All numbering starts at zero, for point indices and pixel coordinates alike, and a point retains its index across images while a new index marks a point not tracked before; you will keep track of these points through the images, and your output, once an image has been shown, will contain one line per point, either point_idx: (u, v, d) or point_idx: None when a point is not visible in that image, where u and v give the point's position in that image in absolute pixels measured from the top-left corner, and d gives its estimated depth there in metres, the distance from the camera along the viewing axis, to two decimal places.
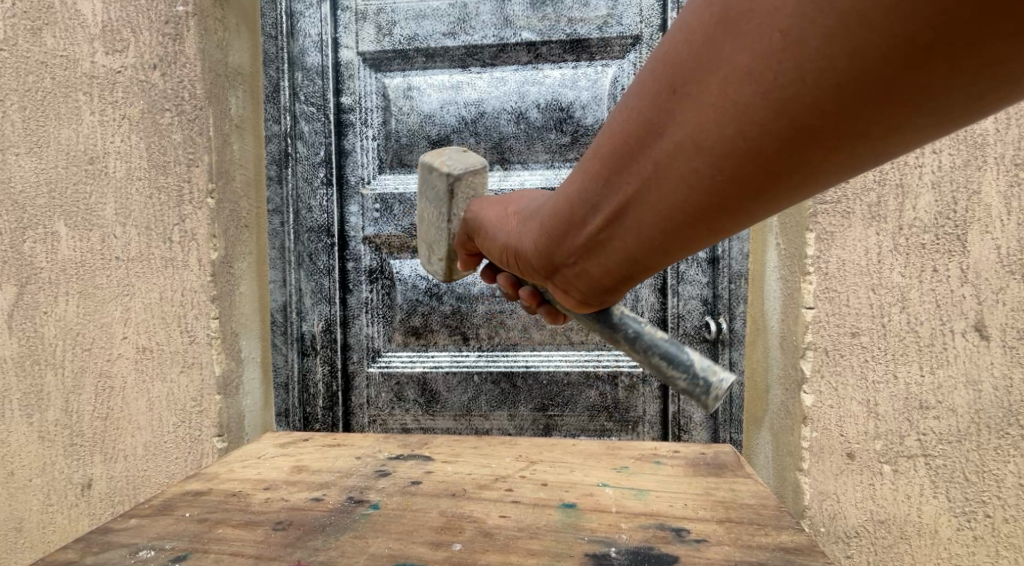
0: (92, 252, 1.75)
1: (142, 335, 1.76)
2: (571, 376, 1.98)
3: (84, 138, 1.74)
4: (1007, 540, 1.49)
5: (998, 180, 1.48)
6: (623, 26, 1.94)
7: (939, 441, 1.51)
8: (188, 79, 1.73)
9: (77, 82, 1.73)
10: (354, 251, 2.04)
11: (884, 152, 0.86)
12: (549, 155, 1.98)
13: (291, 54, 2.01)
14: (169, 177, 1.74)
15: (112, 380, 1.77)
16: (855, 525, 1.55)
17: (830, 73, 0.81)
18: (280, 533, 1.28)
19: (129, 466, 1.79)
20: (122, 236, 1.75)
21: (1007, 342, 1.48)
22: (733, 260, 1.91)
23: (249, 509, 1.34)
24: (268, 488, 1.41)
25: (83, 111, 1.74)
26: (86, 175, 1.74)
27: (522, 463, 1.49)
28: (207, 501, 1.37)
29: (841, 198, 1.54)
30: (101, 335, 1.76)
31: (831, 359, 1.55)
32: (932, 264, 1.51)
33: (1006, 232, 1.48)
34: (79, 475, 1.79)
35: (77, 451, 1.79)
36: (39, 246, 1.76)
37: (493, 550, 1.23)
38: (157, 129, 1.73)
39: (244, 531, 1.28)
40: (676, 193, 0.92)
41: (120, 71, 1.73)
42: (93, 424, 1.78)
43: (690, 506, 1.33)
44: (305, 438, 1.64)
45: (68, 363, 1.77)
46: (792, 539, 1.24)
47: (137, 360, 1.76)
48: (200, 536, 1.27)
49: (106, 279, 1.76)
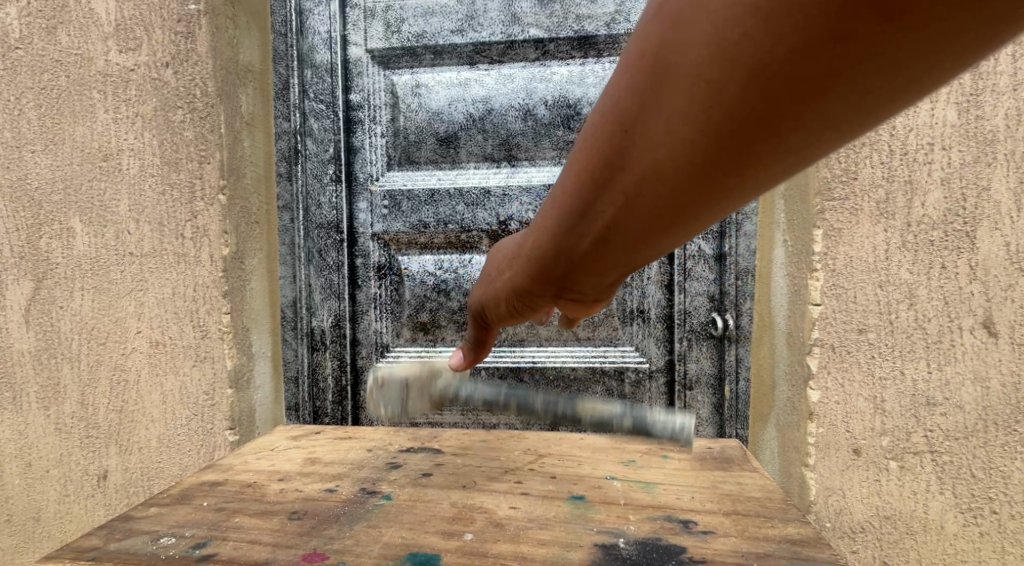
0: (107, 247, 1.78)
1: (156, 329, 1.78)
2: (578, 371, 2.02)
3: (99, 135, 1.76)
4: (1013, 536, 1.51)
5: (1008, 177, 1.50)
6: (630, 22, 1.97)
7: (946, 437, 1.53)
8: (199, 78, 1.75)
9: (90, 79, 1.75)
10: (363, 247, 2.07)
11: (865, 112, 0.87)
12: (557, 152, 2.00)
13: (300, 51, 2.02)
14: (180, 174, 1.76)
15: (127, 374, 1.79)
16: (862, 520, 1.56)
17: (808, 25, 0.83)
18: (296, 522, 1.30)
19: (144, 458, 1.81)
20: (136, 232, 1.77)
21: (1015, 340, 1.50)
22: (741, 257, 1.94)
23: (264, 499, 1.36)
24: (282, 479, 1.43)
25: (98, 109, 1.76)
26: (101, 172, 1.77)
27: (531, 456, 1.50)
28: (224, 491, 1.39)
29: (850, 195, 1.56)
30: (116, 330, 1.79)
31: (838, 356, 1.57)
32: (940, 261, 1.52)
33: (1016, 229, 1.49)
34: (95, 466, 1.82)
35: (93, 444, 1.81)
36: (55, 242, 1.78)
37: (503, 540, 1.25)
38: (170, 126, 1.75)
39: (260, 520, 1.30)
40: (655, 186, 0.94)
41: (133, 69, 1.75)
42: (108, 417, 1.80)
43: (697, 498, 1.35)
44: (317, 431, 1.66)
45: (83, 356, 1.79)
46: (796, 531, 1.26)
47: (150, 353, 1.78)
48: (220, 524, 1.30)
49: (121, 274, 1.78)
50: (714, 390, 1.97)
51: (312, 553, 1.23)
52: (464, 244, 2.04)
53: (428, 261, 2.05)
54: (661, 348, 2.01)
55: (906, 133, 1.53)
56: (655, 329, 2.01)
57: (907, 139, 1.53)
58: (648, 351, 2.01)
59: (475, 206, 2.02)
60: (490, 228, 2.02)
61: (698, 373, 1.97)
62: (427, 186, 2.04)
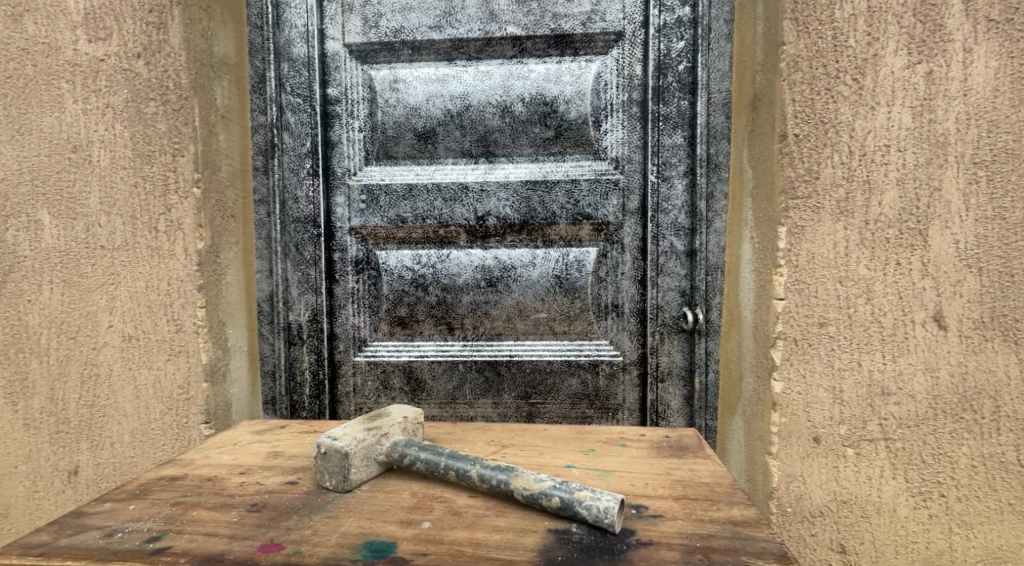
0: (76, 241, 1.80)
1: (128, 324, 1.81)
2: (554, 365, 2.07)
3: (67, 126, 1.79)
4: (959, 518, 1.60)
5: (958, 177, 1.58)
6: (606, 22, 2.01)
7: (899, 425, 1.61)
8: (172, 70, 1.78)
9: (59, 69, 1.78)
10: (341, 241, 2.10)
11: None
12: (534, 148, 2.05)
13: (277, 44, 2.05)
14: (154, 167, 1.79)
15: (98, 368, 1.82)
16: (820, 504, 1.63)
17: None
18: (254, 515, 1.34)
19: (116, 453, 1.84)
20: (108, 224, 1.80)
21: (963, 332, 1.59)
22: (710, 253, 1.98)
23: (223, 492, 1.40)
24: (244, 473, 1.47)
25: (66, 99, 1.79)
26: (69, 163, 1.80)
27: (495, 447, 1.54)
28: (180, 486, 1.42)
29: (812, 194, 1.62)
30: (87, 324, 1.81)
31: (799, 349, 1.63)
32: (895, 257, 1.60)
33: (965, 228, 1.58)
34: (65, 462, 1.84)
35: (64, 438, 1.83)
36: (22, 235, 1.81)
37: (459, 527, 1.29)
38: (142, 118, 1.78)
39: (218, 513, 1.34)
40: None
41: (103, 59, 1.78)
42: (79, 412, 1.83)
43: (648, 485, 1.40)
44: (281, 426, 1.70)
45: (53, 350, 1.82)
46: (740, 513, 1.32)
47: (123, 347, 1.81)
48: (176, 518, 1.33)
49: (92, 268, 1.81)
50: (685, 383, 2.03)
51: (268, 544, 1.27)
52: (441, 239, 2.07)
53: (406, 256, 2.09)
54: (635, 342, 2.06)
55: (863, 135, 1.60)
56: (630, 324, 2.06)
57: (865, 140, 1.60)
58: (622, 345, 2.06)
59: (453, 201, 2.06)
60: (467, 223, 2.06)
61: (669, 365, 2.03)
62: (404, 182, 2.07)
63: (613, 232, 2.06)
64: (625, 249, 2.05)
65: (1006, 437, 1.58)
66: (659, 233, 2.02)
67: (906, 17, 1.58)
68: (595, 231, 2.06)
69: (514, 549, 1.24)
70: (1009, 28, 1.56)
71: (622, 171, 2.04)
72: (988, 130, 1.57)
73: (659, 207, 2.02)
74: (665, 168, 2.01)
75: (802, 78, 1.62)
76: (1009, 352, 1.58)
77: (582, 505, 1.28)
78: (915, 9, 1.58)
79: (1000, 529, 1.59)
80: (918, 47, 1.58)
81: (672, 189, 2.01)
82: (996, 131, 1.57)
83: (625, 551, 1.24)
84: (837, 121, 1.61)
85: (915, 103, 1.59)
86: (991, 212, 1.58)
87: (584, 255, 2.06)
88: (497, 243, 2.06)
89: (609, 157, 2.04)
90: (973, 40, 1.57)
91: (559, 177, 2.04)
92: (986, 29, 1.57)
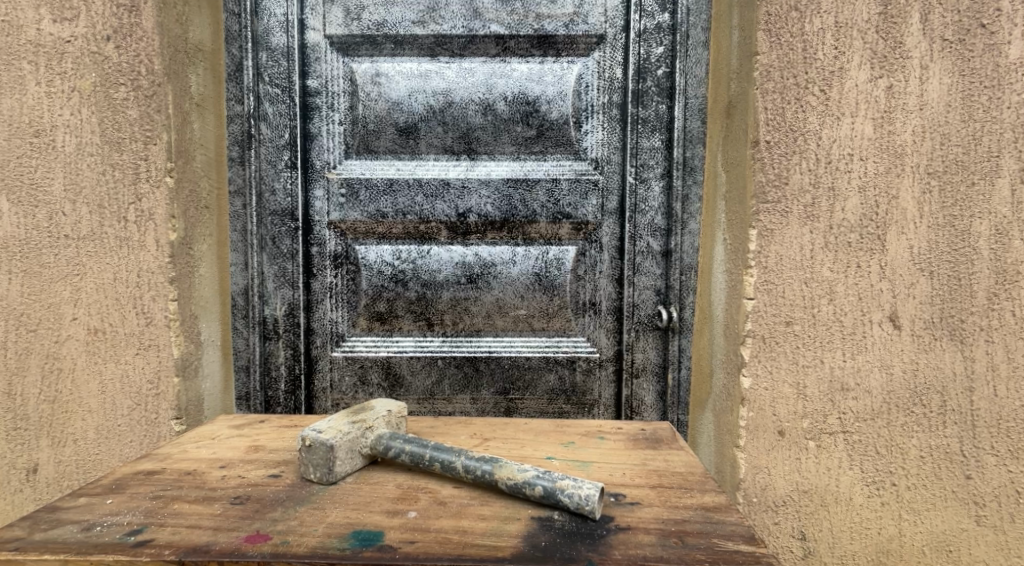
0: (38, 229, 1.81)
1: (94, 316, 1.83)
2: (533, 361, 2.13)
3: (28, 110, 1.80)
4: (909, 505, 1.70)
5: (914, 186, 1.67)
6: (588, 24, 2.07)
7: (856, 418, 1.70)
8: (144, 54, 1.80)
9: (20, 49, 1.79)
10: (319, 235, 2.13)
11: None
12: (515, 146, 2.10)
13: (256, 33, 2.07)
14: (123, 154, 1.81)
15: (60, 362, 1.83)
16: (783, 494, 1.72)
17: None
18: (238, 507, 1.37)
19: (79, 450, 1.85)
20: (72, 212, 1.81)
21: (916, 332, 1.68)
22: (685, 253, 2.06)
23: (204, 486, 1.43)
24: (224, 467, 1.50)
25: (28, 81, 1.79)
26: (31, 148, 1.80)
27: (476, 440, 1.60)
28: (161, 480, 1.45)
29: (781, 199, 1.69)
30: (48, 317, 1.82)
31: (767, 346, 1.71)
32: (856, 261, 1.68)
33: (919, 234, 1.67)
34: (24, 460, 1.84)
35: (22, 437, 1.84)
36: None
37: (446, 516, 1.35)
38: (112, 103, 1.80)
39: (201, 506, 1.37)
40: None
41: (69, 40, 1.79)
42: (39, 408, 1.84)
43: (626, 475, 1.47)
44: (261, 420, 1.74)
45: (11, 344, 1.82)
46: (712, 499, 1.39)
47: (88, 342, 1.83)
48: (156, 512, 1.36)
49: (53, 257, 1.81)
50: (659, 378, 2.11)
51: (256, 535, 1.30)
52: (422, 235, 2.12)
53: (386, 251, 2.13)
54: (611, 339, 2.13)
55: (830, 144, 1.68)
56: (606, 321, 2.13)
57: (832, 149, 1.68)
58: (598, 341, 2.13)
59: (434, 197, 2.10)
60: (448, 219, 2.11)
61: (644, 362, 2.10)
62: (384, 176, 2.11)
63: (591, 232, 2.12)
64: (604, 247, 2.12)
65: (950, 429, 1.68)
66: (636, 233, 2.09)
67: (869, 33, 1.66)
68: (575, 230, 2.12)
69: (500, 536, 1.30)
70: (961, 48, 1.65)
71: (601, 172, 2.10)
72: (941, 142, 1.66)
73: (636, 208, 2.09)
74: (643, 169, 2.08)
75: (773, 87, 1.68)
76: (956, 351, 1.67)
77: (564, 493, 1.34)
78: (877, 26, 1.66)
79: (943, 515, 1.69)
80: (880, 62, 1.66)
81: (649, 190, 2.08)
82: (948, 144, 1.66)
83: (606, 536, 1.31)
84: (805, 130, 1.68)
85: (875, 115, 1.67)
86: (942, 219, 1.67)
87: (563, 253, 2.12)
88: (478, 239, 2.12)
89: (589, 157, 2.11)
90: (929, 57, 1.65)
91: (541, 175, 2.10)
92: (941, 48, 1.65)
